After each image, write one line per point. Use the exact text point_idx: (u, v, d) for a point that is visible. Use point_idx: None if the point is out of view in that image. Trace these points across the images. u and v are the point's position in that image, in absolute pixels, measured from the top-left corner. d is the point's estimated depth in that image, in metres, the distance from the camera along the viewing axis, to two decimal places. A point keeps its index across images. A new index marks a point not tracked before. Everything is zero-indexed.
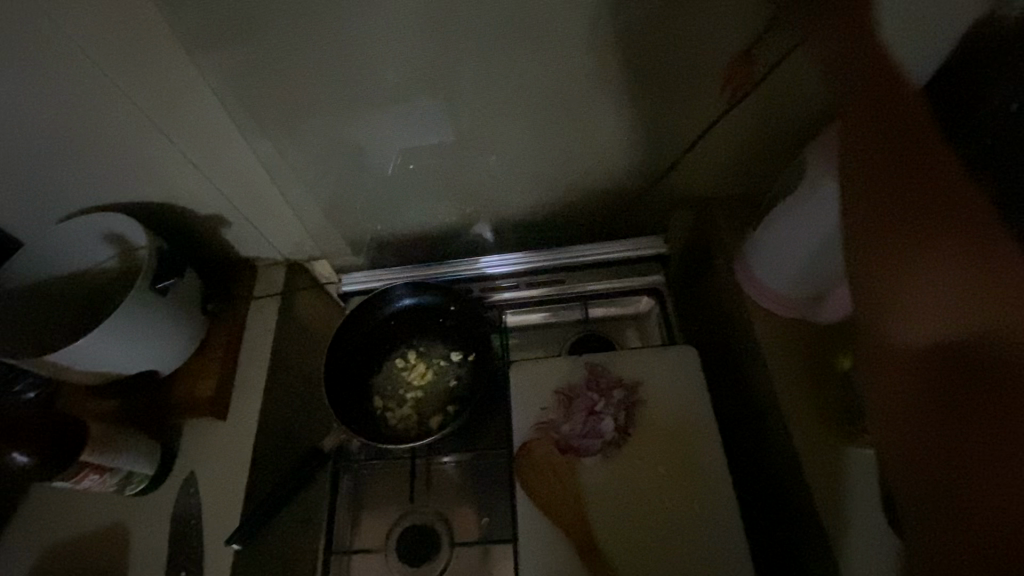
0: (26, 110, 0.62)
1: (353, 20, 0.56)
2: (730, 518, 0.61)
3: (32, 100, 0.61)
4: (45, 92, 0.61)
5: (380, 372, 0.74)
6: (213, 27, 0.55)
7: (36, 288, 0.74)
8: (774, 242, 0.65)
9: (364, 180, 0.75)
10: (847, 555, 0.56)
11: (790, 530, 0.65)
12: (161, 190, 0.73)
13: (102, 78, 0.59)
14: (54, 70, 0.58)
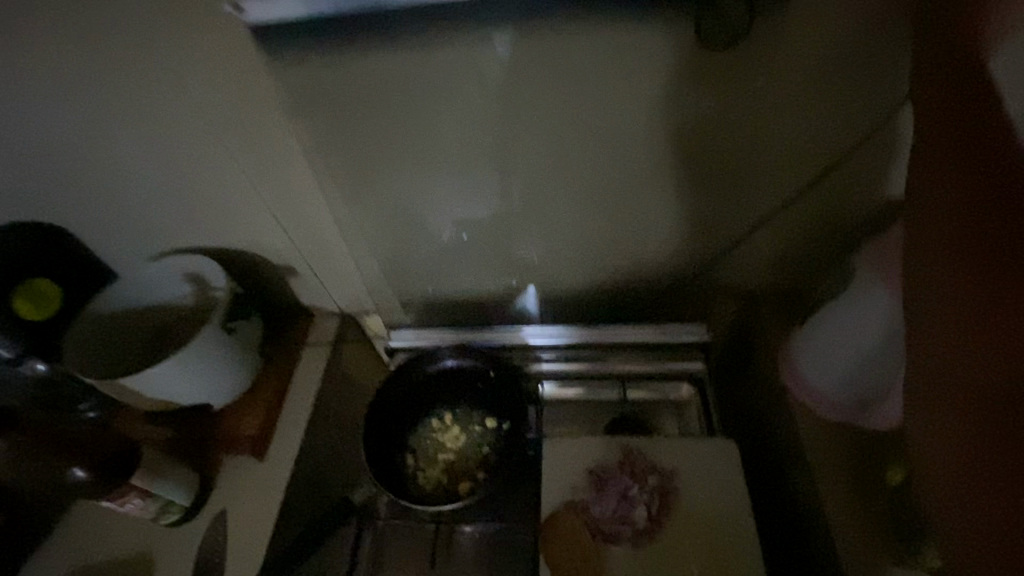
0: (148, 161, 0.72)
1: (432, 106, 0.63)
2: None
3: (156, 153, 0.71)
4: (168, 147, 0.70)
5: (416, 430, 0.75)
6: (320, 103, 0.64)
7: (116, 317, 0.81)
8: (823, 342, 0.64)
9: (425, 246, 0.81)
10: None
11: None
12: (242, 240, 0.81)
13: (220, 141, 0.70)
14: (180, 130, 0.68)
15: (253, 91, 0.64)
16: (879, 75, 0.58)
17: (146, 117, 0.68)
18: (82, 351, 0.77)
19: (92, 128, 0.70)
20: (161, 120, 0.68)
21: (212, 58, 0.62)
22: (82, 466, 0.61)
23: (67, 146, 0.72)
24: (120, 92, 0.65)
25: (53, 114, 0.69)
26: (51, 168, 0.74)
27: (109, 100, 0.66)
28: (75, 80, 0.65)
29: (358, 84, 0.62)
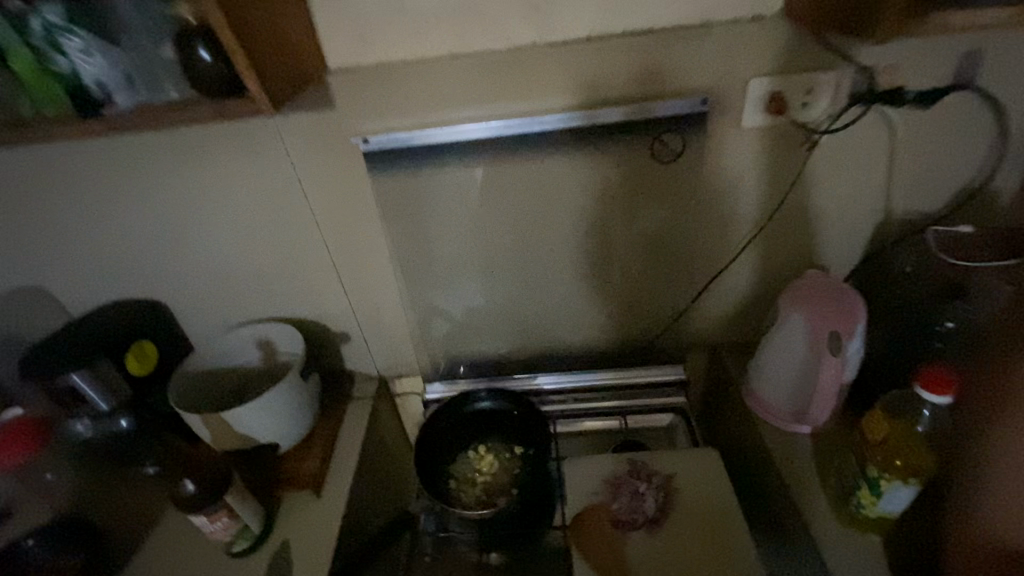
0: (244, 246, 0.92)
1: (472, 204, 0.86)
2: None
3: (253, 241, 0.91)
4: (264, 235, 0.90)
5: (458, 459, 0.90)
6: (389, 202, 0.86)
7: (204, 373, 0.97)
8: (768, 363, 0.85)
9: (456, 314, 0.99)
10: None
11: None
12: (309, 309, 1.00)
13: (303, 233, 0.89)
14: (277, 223, 0.88)
15: (337, 195, 0.85)
16: (785, 175, 0.83)
17: (248, 216, 0.88)
18: (182, 389, 0.93)
19: (201, 225, 0.89)
20: (259, 217, 0.88)
21: (308, 172, 0.82)
22: (194, 481, 0.74)
23: (178, 238, 0.91)
24: (231, 197, 0.86)
25: (171, 214, 0.88)
26: (160, 255, 0.93)
27: (221, 204, 0.87)
28: (197, 190, 0.85)
29: (420, 190, 0.85)
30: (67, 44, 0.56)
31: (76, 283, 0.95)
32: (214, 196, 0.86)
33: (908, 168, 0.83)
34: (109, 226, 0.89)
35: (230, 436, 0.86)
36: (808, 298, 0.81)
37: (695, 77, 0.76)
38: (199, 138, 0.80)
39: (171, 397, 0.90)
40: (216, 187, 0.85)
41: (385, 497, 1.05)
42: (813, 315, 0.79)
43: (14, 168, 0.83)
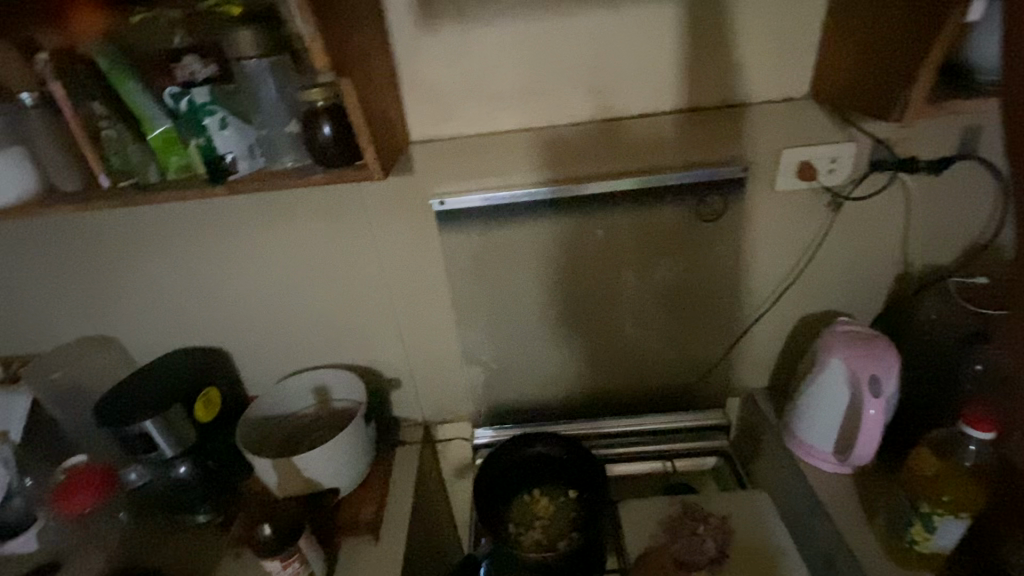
0: (308, 297, 0.97)
1: (527, 257, 0.94)
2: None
3: (316, 291, 0.97)
4: (328, 286, 0.96)
5: (515, 505, 0.94)
6: (450, 256, 0.93)
7: (267, 421, 1.00)
8: (809, 408, 0.90)
9: (505, 360, 1.04)
10: None
11: None
12: (364, 358, 1.05)
13: (368, 284, 0.96)
14: (343, 274, 0.95)
15: (404, 248, 0.92)
16: (811, 232, 0.93)
17: (316, 267, 0.94)
18: (252, 434, 0.97)
19: (272, 279, 0.95)
20: (327, 269, 0.94)
21: (381, 230, 0.90)
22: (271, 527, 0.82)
23: (246, 289, 0.96)
24: (306, 253, 0.92)
25: (247, 269, 0.94)
26: (228, 305, 0.98)
27: (295, 259, 0.93)
28: (275, 246, 0.92)
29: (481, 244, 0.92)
30: (209, 121, 0.65)
31: (145, 333, 1.00)
32: (289, 252, 0.92)
33: (922, 225, 0.92)
34: (183, 277, 0.95)
35: (295, 480, 0.89)
36: (847, 345, 0.86)
37: (733, 148, 0.86)
38: (283, 199, 0.88)
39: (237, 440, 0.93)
40: (293, 244, 0.92)
41: (431, 545, 1.06)
42: (852, 362, 0.84)
43: (106, 225, 0.90)
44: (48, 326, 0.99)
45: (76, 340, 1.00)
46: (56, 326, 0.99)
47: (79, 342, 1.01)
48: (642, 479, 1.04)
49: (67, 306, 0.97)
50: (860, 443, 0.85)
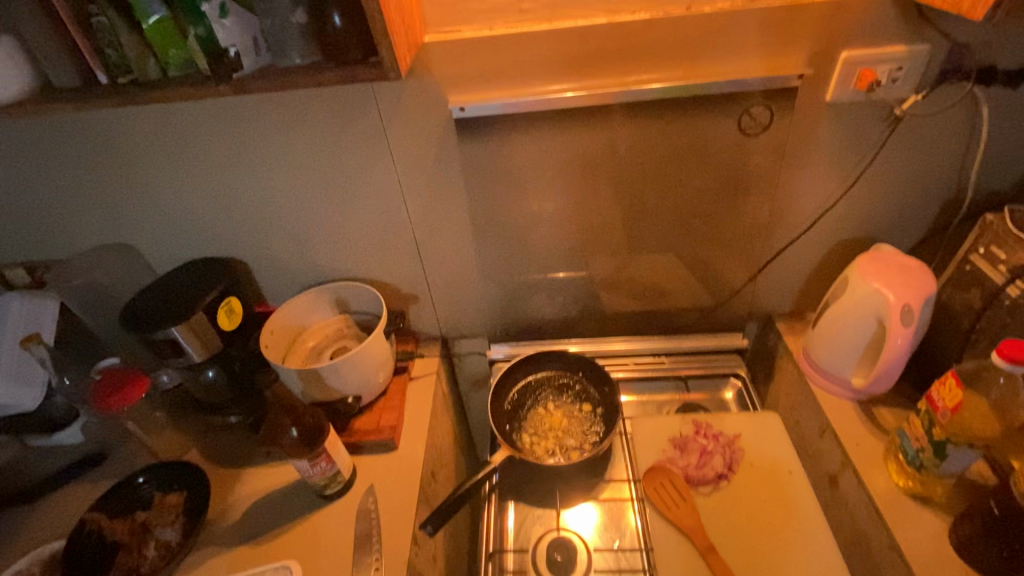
0: (325, 208, 0.94)
1: (552, 171, 0.89)
2: (826, 555, 0.74)
3: (333, 202, 0.94)
4: (345, 197, 0.93)
5: (528, 416, 0.96)
6: (473, 166, 0.88)
7: (295, 331, 1.04)
8: (832, 336, 0.90)
9: (523, 277, 1.04)
10: (918, 558, 0.73)
11: (869, 559, 0.81)
12: (383, 274, 1.04)
13: (384, 195, 0.92)
14: (360, 185, 0.91)
15: (424, 159, 0.88)
16: (861, 151, 0.86)
17: (333, 177, 0.90)
18: (280, 343, 1.01)
19: (286, 188, 0.92)
20: (342, 178, 0.90)
21: (401, 140, 0.85)
22: (298, 429, 0.84)
23: (261, 198, 0.93)
24: (320, 161, 0.88)
25: (259, 176, 0.90)
26: (243, 214, 0.96)
27: (308, 167, 0.89)
28: (287, 153, 0.87)
29: (505, 156, 0.87)
30: (208, 8, 0.59)
31: (162, 243, 1.00)
32: (302, 159, 0.88)
33: (984, 146, 0.85)
34: (196, 184, 0.92)
35: (320, 389, 0.92)
36: (881, 272, 0.85)
37: (787, 56, 0.78)
38: (294, 101, 0.82)
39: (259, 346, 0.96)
40: (305, 151, 0.87)
41: (447, 448, 1.12)
42: (889, 287, 0.82)
43: (114, 127, 0.85)
44: (62, 234, 0.98)
45: (95, 246, 1.00)
46: (72, 232, 0.98)
47: (97, 250, 1.00)
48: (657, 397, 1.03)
49: (80, 213, 0.95)
50: (881, 372, 0.84)
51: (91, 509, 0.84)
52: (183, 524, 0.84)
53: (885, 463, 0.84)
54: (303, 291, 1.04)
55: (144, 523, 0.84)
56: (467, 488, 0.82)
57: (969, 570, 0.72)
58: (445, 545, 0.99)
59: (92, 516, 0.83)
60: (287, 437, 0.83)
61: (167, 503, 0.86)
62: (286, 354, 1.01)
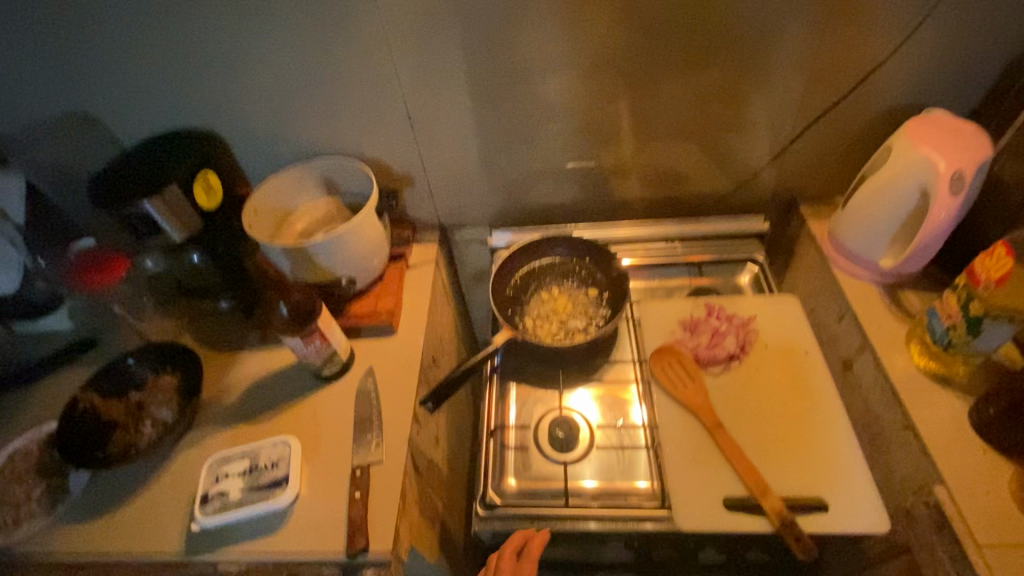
0: (309, 69, 0.85)
1: (563, 18, 0.79)
2: (839, 431, 0.72)
3: (318, 61, 0.84)
4: (332, 55, 0.83)
5: (531, 300, 0.91)
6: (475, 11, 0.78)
7: (284, 213, 0.97)
8: (866, 213, 0.83)
9: (529, 152, 0.96)
10: (934, 435, 0.71)
11: (879, 439, 0.80)
12: (376, 151, 0.95)
13: (375, 52, 0.82)
14: (348, 39, 0.81)
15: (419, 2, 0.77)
16: None
17: (317, 28, 0.80)
18: (265, 224, 0.94)
19: (264, 43, 0.82)
20: (327, 30, 0.80)
21: None
22: (288, 305, 0.79)
23: (236, 56, 0.83)
24: (300, 7, 0.78)
25: (233, 28, 0.80)
26: (218, 77, 0.86)
27: (287, 16, 0.79)
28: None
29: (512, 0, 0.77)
30: None
31: (130, 114, 0.90)
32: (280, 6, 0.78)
33: None
34: (162, 37, 0.81)
35: (312, 271, 0.87)
36: (931, 138, 0.76)
37: None
38: None
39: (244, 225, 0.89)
40: None
41: (448, 339, 1.10)
42: (938, 152, 0.74)
43: None
44: (17, 102, 0.88)
45: (56, 116, 0.90)
46: (28, 98, 0.88)
47: (57, 122, 0.91)
48: (667, 283, 0.98)
49: (33, 76, 0.85)
50: (917, 248, 0.78)
51: (84, 387, 0.82)
52: (178, 404, 0.83)
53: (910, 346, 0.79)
54: (287, 167, 0.95)
55: (138, 403, 0.83)
56: (467, 368, 0.79)
57: (987, 446, 0.70)
58: (445, 430, 0.98)
59: (86, 394, 0.82)
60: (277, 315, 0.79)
61: (161, 385, 0.85)
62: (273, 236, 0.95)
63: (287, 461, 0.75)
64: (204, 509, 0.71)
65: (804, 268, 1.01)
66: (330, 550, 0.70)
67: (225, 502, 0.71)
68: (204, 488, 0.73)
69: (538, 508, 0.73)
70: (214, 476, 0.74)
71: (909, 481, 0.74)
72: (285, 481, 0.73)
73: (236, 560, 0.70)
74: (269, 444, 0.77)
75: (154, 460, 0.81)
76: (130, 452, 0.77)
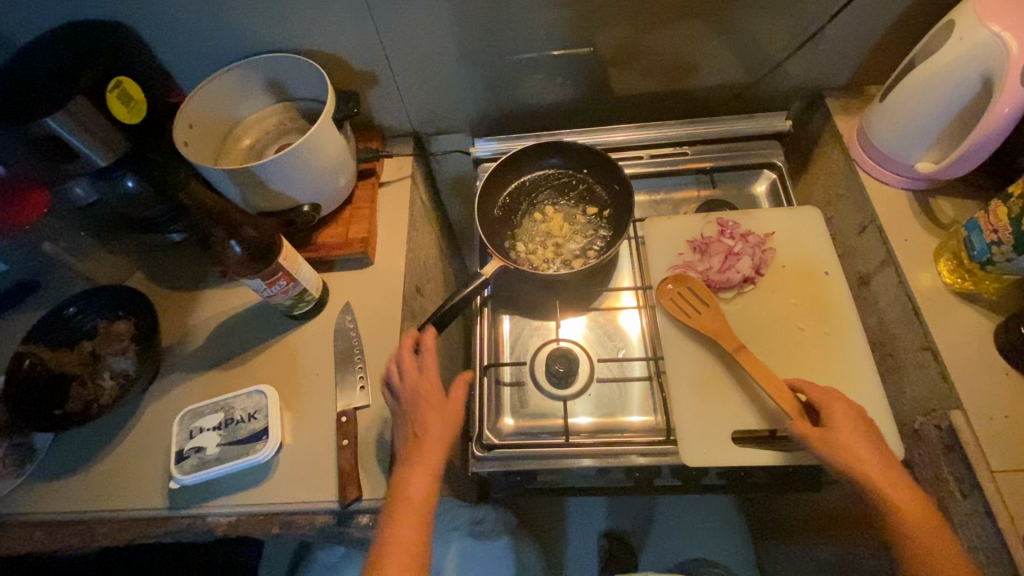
0: None
1: None
2: (859, 357, 0.68)
3: None
4: None
5: (523, 223, 0.81)
6: None
7: (228, 125, 0.83)
8: (908, 111, 0.72)
9: (514, 39, 0.80)
10: (954, 358, 0.67)
11: (892, 358, 0.76)
12: (329, 45, 0.79)
13: None
14: None
15: None
16: None
17: None
18: (206, 140, 0.80)
19: None
20: None
21: None
22: (241, 243, 0.67)
23: None
24: None
25: None
26: None
27: None
28: None
29: None
30: None
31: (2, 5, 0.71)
32: None
33: None
34: None
35: (267, 198, 0.75)
36: (1006, 13, 0.62)
37: None
38: None
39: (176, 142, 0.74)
40: None
41: (432, 262, 1.01)
42: (1012, 34, 0.61)
43: None
44: None
45: None
46: None
47: None
48: (672, 193, 0.89)
49: None
50: (964, 153, 0.68)
51: (26, 340, 0.73)
52: (137, 352, 0.75)
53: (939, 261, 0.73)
54: (223, 67, 0.79)
55: (93, 352, 0.74)
56: (451, 304, 0.71)
57: (1010, 368, 0.66)
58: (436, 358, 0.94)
59: (30, 348, 0.73)
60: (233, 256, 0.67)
61: (115, 330, 0.76)
62: (217, 154, 0.81)
63: (264, 412, 0.69)
64: (181, 467, 0.66)
65: (823, 171, 0.91)
66: (321, 498, 0.67)
67: (203, 458, 0.67)
68: (178, 445, 0.68)
69: (537, 446, 0.69)
70: (187, 432, 0.68)
71: (920, 402, 0.71)
72: (265, 434, 0.68)
73: (224, 512, 0.67)
74: (243, 394, 0.70)
75: (123, 411, 0.75)
76: (92, 408, 0.70)
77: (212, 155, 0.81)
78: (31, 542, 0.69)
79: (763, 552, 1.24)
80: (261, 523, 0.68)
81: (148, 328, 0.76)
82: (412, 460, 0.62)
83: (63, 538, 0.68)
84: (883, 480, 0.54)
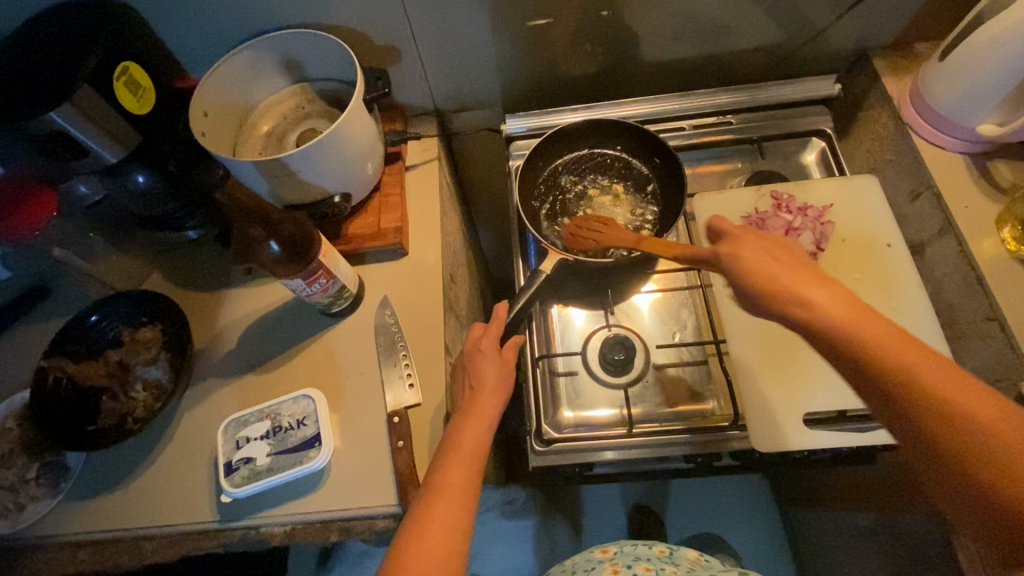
0: None
1: None
2: (928, 333, 0.65)
3: None
4: None
5: (566, 205, 0.78)
6: None
7: (243, 112, 0.77)
8: (971, 72, 0.67)
9: (549, 6, 0.75)
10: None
11: (950, 329, 0.75)
12: (351, 18, 0.72)
13: None
14: None
15: None
16: None
17: None
18: (222, 129, 0.74)
19: None
20: None
21: None
22: (277, 242, 0.62)
23: None
24: None
25: None
26: None
27: None
28: None
29: None
30: None
31: None
32: None
33: None
34: None
35: (297, 190, 0.70)
36: None
37: None
38: None
39: (194, 132, 0.68)
40: None
41: (460, 247, 0.97)
42: None
43: None
44: None
45: None
46: None
47: None
48: (715, 166, 0.85)
49: None
50: None
51: (46, 353, 0.68)
52: (169, 360, 0.71)
53: (1004, 230, 0.70)
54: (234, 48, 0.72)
55: (120, 362, 0.70)
56: (520, 308, 0.69)
57: None
58: None
59: (53, 362, 0.68)
60: (267, 255, 0.61)
61: (141, 338, 0.71)
62: (234, 145, 0.76)
63: (314, 418, 0.66)
64: (231, 479, 0.63)
65: (868, 137, 0.88)
66: (379, 503, 0.65)
67: (253, 469, 0.64)
68: (225, 457, 0.64)
69: (597, 436, 0.67)
70: (233, 442, 0.65)
71: (983, 373, 0.70)
72: (317, 441, 0.65)
73: (278, 522, 0.65)
74: (289, 400, 0.67)
75: (160, 422, 0.71)
76: (127, 422, 0.67)
77: (229, 145, 0.75)
78: (77, 562, 0.66)
79: (792, 516, 1.27)
80: (317, 530, 0.65)
81: (180, 334, 0.71)
82: (450, 452, 0.58)
83: (111, 557, 0.65)
84: (834, 311, 0.45)
